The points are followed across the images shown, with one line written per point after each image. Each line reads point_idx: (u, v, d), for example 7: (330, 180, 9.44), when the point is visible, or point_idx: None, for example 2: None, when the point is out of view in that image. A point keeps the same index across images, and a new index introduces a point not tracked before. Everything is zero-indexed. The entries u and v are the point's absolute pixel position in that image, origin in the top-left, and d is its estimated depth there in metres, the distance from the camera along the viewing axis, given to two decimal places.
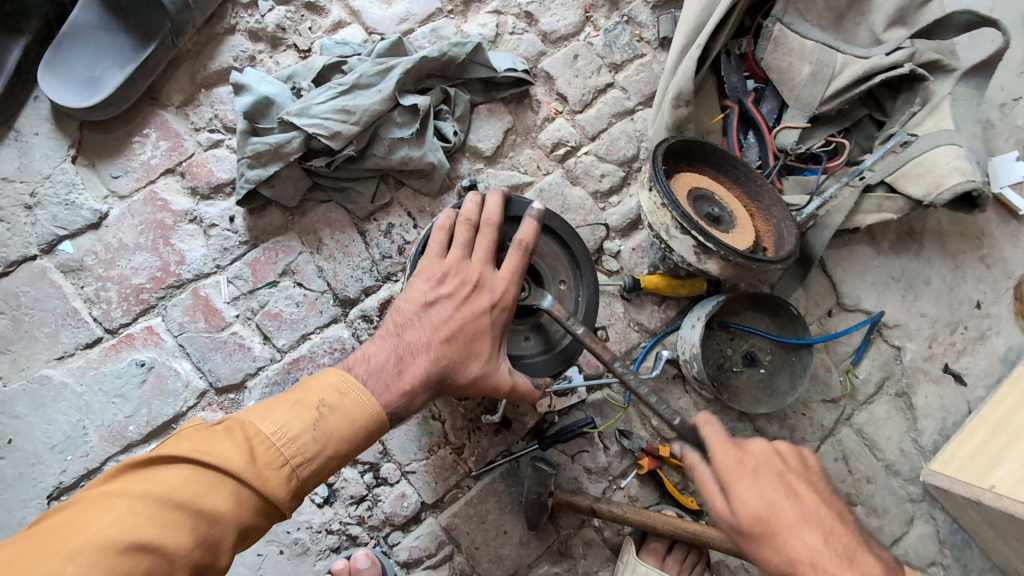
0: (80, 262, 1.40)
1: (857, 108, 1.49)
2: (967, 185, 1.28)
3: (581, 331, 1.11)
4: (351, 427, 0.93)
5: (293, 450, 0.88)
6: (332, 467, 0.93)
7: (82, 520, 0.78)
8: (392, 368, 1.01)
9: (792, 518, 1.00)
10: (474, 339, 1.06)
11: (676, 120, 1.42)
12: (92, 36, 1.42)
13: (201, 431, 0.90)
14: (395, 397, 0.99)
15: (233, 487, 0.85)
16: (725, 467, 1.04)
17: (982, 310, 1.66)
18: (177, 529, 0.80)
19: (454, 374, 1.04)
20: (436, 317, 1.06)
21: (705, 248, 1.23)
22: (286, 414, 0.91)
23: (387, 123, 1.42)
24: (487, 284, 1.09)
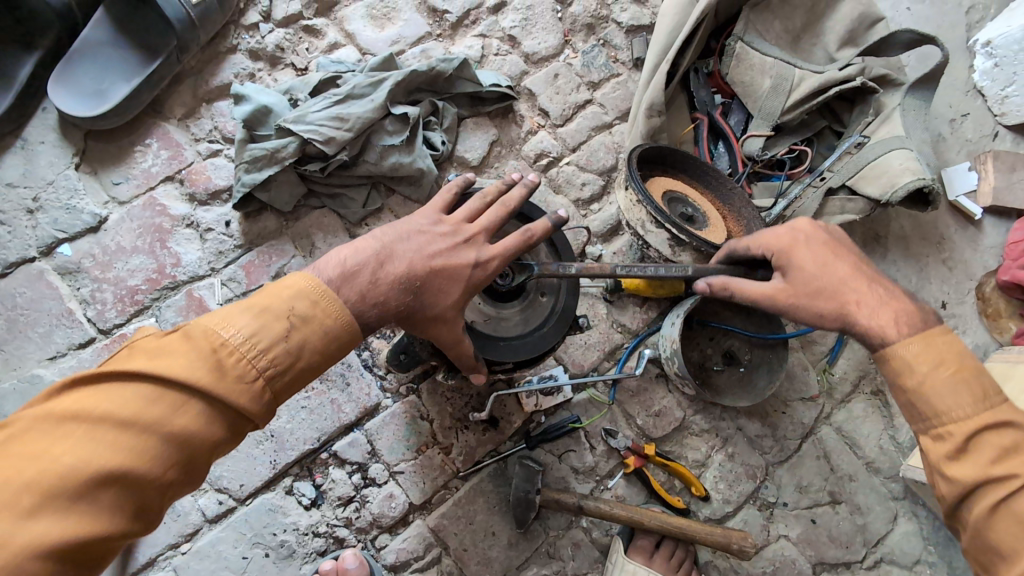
0: (78, 265, 1.44)
1: (816, 120, 1.62)
2: (920, 182, 1.38)
3: (576, 267, 1.21)
4: (324, 339, 0.92)
5: (264, 362, 0.87)
6: (309, 376, 0.93)
7: (35, 446, 0.75)
8: (368, 275, 0.99)
9: (832, 271, 1.10)
10: (449, 282, 1.05)
11: (650, 129, 1.52)
12: (100, 52, 1.50)
13: (155, 342, 0.86)
14: (370, 311, 0.98)
15: (201, 402, 0.83)
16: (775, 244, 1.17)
17: (949, 310, 1.73)
18: (146, 451, 0.79)
19: (417, 302, 1.03)
20: (421, 251, 1.04)
21: (678, 240, 1.32)
22: (250, 322, 0.87)
23: (378, 131, 1.51)
24: (479, 245, 1.10)
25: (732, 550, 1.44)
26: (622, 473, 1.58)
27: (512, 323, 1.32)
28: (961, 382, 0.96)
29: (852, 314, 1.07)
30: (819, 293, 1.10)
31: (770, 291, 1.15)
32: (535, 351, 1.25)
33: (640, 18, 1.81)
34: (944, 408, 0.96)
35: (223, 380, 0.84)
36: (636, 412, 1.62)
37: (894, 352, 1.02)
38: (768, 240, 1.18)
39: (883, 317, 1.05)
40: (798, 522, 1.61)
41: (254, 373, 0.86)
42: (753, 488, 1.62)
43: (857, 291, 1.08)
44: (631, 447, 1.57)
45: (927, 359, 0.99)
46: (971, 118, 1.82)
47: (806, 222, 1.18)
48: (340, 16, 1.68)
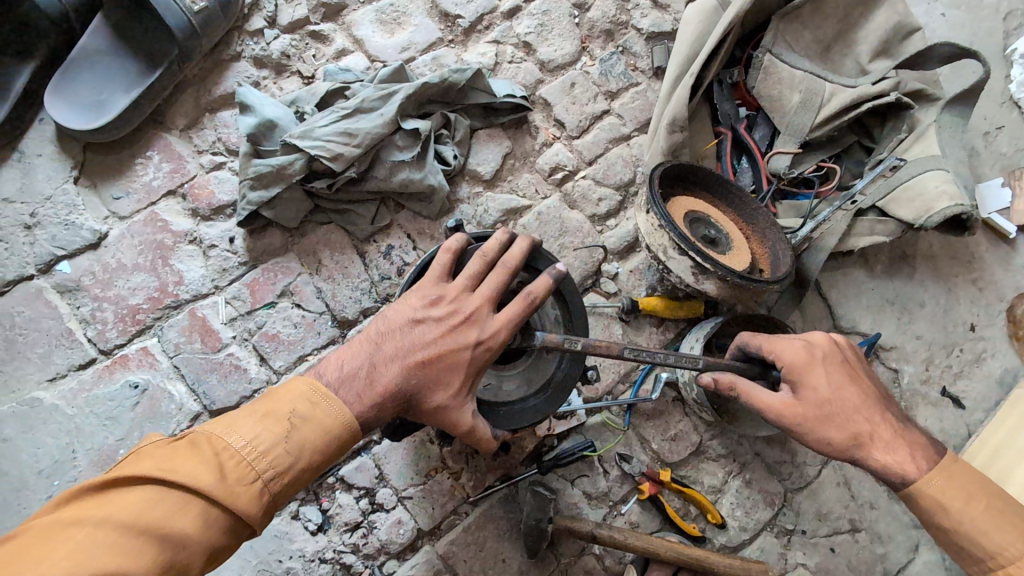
0: (77, 283, 1.40)
1: (846, 135, 1.54)
2: (956, 209, 1.31)
3: (582, 344, 1.11)
4: (325, 438, 0.91)
5: (264, 464, 0.86)
6: (306, 479, 0.91)
7: (29, 555, 0.72)
8: (363, 378, 0.97)
9: (845, 397, 1.11)
10: (450, 368, 1.01)
11: (671, 145, 1.45)
12: (99, 60, 1.44)
13: (161, 447, 0.86)
14: (365, 409, 0.96)
15: (202, 507, 0.82)
16: (795, 360, 1.15)
17: (977, 332, 1.67)
18: (141, 559, 0.76)
19: (418, 396, 1.01)
20: (419, 339, 1.01)
21: (703, 268, 1.25)
22: (255, 425, 0.88)
23: (388, 146, 1.44)
24: (479, 320, 1.04)
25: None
26: (636, 498, 1.54)
27: (511, 380, 1.24)
28: (997, 516, 1.04)
29: (863, 446, 1.10)
30: (829, 420, 1.11)
31: (784, 404, 1.13)
32: (532, 418, 1.20)
33: (661, 24, 1.73)
34: (993, 547, 1.03)
35: (225, 483, 0.83)
36: (652, 436, 1.57)
37: (923, 488, 1.07)
38: (787, 352, 1.16)
39: (891, 454, 1.09)
40: (817, 551, 1.57)
41: (254, 475, 0.85)
42: (770, 515, 1.57)
43: (870, 423, 1.10)
44: (646, 473, 1.53)
45: (960, 494, 1.06)
46: (1006, 131, 1.73)
47: (823, 337, 1.18)
48: (348, 21, 1.61)
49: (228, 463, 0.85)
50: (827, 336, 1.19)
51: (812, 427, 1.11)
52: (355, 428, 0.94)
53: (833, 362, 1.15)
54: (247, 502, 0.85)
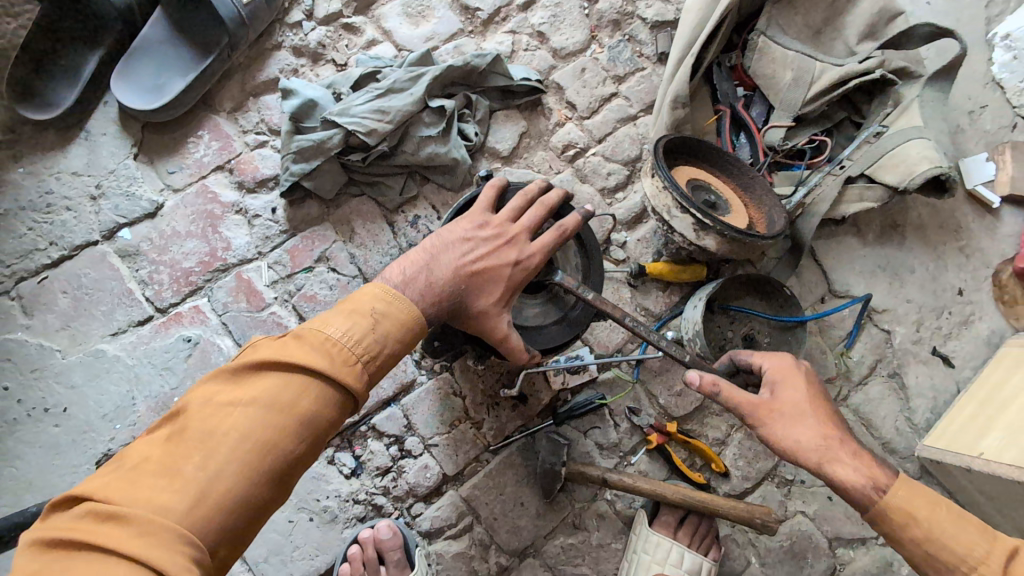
0: (137, 247, 1.55)
1: (836, 111, 1.67)
2: (936, 170, 1.43)
3: (592, 295, 1.26)
4: (403, 327, 1.03)
5: (361, 350, 0.98)
6: (397, 359, 1.03)
7: (200, 429, 0.88)
8: (423, 281, 1.09)
9: (819, 411, 1.18)
10: (494, 282, 1.15)
11: (674, 120, 1.59)
12: (156, 48, 1.60)
13: (271, 341, 0.98)
14: (428, 307, 1.09)
15: (318, 386, 0.95)
16: (776, 370, 1.24)
17: (965, 296, 1.77)
18: (282, 428, 0.91)
19: (464, 299, 1.14)
20: (469, 254, 1.15)
21: (703, 224, 1.38)
22: (345, 320, 0.99)
23: (416, 123, 1.59)
24: (518, 244, 1.19)
25: (753, 524, 1.50)
26: (645, 449, 1.65)
27: (532, 312, 1.36)
28: (957, 517, 1.07)
29: (833, 456, 1.14)
30: (800, 422, 1.18)
31: (764, 408, 1.20)
32: (550, 348, 1.32)
33: (664, 14, 1.88)
34: (965, 546, 1.04)
35: (333, 366, 0.95)
36: (659, 391, 1.69)
37: (895, 495, 1.10)
38: (768, 365, 1.25)
39: (858, 463, 1.13)
40: (815, 499, 1.67)
41: (355, 357, 0.97)
42: (771, 466, 1.68)
43: (837, 432, 1.16)
44: (654, 425, 1.64)
45: (932, 501, 1.09)
46: (990, 110, 1.85)
47: (804, 363, 1.27)
48: (377, 14, 1.77)
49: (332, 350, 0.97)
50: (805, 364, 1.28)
51: (782, 426, 1.18)
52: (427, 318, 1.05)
53: (812, 380, 1.23)
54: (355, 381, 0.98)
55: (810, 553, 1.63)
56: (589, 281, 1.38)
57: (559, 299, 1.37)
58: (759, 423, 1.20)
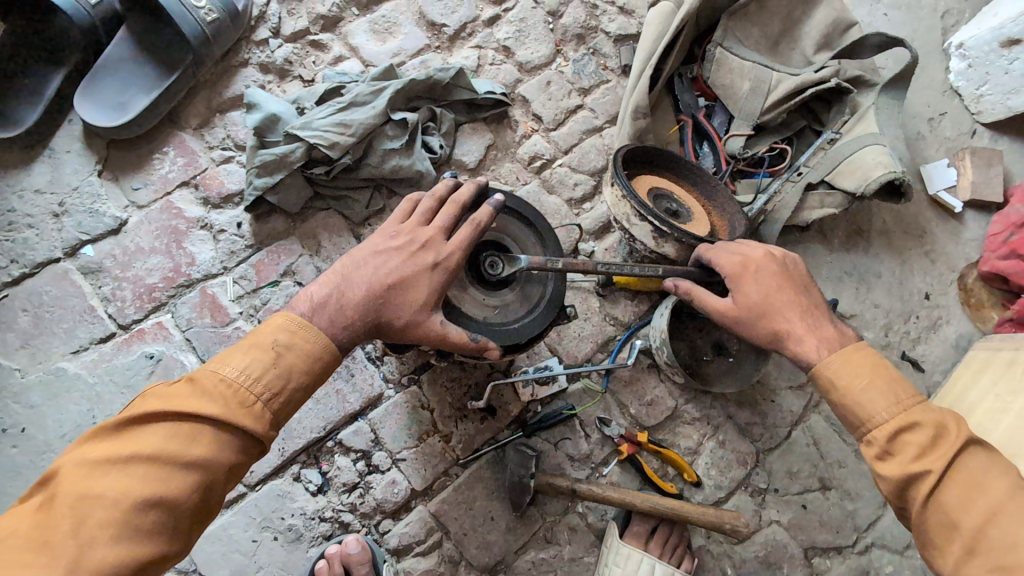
0: (100, 264, 1.54)
1: (796, 120, 1.69)
2: (891, 176, 1.45)
3: (563, 262, 1.23)
4: (308, 361, 1.00)
5: (260, 388, 0.95)
6: (301, 395, 1.00)
7: (77, 490, 0.84)
8: (334, 304, 1.05)
9: (771, 300, 1.21)
10: (416, 286, 1.10)
11: (636, 131, 1.61)
12: (121, 66, 1.61)
13: (163, 387, 0.95)
14: (341, 329, 1.04)
15: (212, 432, 0.92)
16: (729, 268, 1.26)
17: (931, 300, 1.79)
18: (173, 481, 0.87)
19: (386, 315, 1.08)
20: (387, 267, 1.09)
21: (661, 232, 1.41)
22: (244, 359, 0.96)
23: (380, 136, 1.60)
24: (434, 245, 1.14)
25: (724, 529, 1.49)
26: (616, 460, 1.64)
27: (509, 303, 1.29)
28: (889, 389, 1.09)
29: (782, 339, 1.20)
30: (759, 318, 1.22)
31: (720, 305, 1.26)
32: (541, 327, 1.26)
33: (628, 28, 1.91)
34: (867, 415, 1.09)
35: (228, 410, 0.92)
36: (630, 401, 1.68)
37: (819, 367, 1.15)
38: (723, 260, 1.28)
39: (811, 344, 1.17)
40: (789, 507, 1.66)
41: (253, 398, 0.95)
42: (744, 474, 1.67)
43: (790, 316, 1.20)
44: (624, 435, 1.64)
45: (854, 374, 1.12)
46: (948, 117, 1.89)
47: (760, 252, 1.27)
48: (345, 31, 1.79)
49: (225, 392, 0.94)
50: (765, 252, 1.28)
51: (743, 325, 1.24)
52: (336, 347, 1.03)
53: (767, 271, 1.24)
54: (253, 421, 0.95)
55: (785, 562, 1.62)
56: (549, 253, 1.32)
57: (528, 282, 1.32)
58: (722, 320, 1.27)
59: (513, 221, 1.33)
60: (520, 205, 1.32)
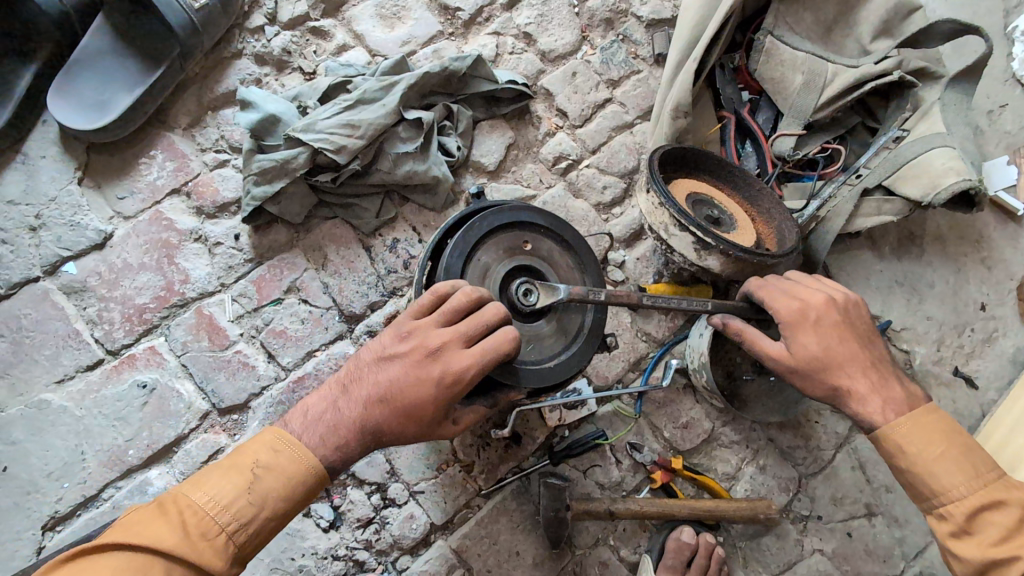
0: (84, 283, 1.39)
1: (850, 116, 1.54)
2: (964, 183, 1.31)
3: (606, 295, 1.11)
4: (287, 485, 0.92)
5: (228, 516, 0.88)
6: (273, 527, 0.92)
7: None
8: (328, 419, 0.98)
9: (834, 354, 1.10)
10: (419, 400, 0.97)
11: (676, 130, 1.45)
12: (100, 61, 1.44)
13: (131, 514, 0.88)
14: (331, 448, 0.96)
15: (165, 566, 0.83)
16: (785, 316, 1.13)
17: (988, 311, 1.65)
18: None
19: (386, 429, 0.99)
20: (391, 380, 0.98)
21: (705, 244, 1.25)
22: (219, 481, 0.90)
23: (391, 138, 1.45)
24: (447, 356, 0.99)
25: (759, 519, 1.46)
26: (649, 487, 1.52)
27: (545, 338, 1.18)
28: (964, 464, 1.02)
29: (845, 396, 1.10)
30: (820, 372, 1.11)
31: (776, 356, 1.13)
32: (580, 364, 1.18)
33: (660, 11, 1.74)
34: (942, 488, 1.02)
35: (187, 540, 0.85)
36: (664, 424, 1.56)
37: (887, 433, 1.06)
38: (779, 307, 1.14)
39: (877, 406, 1.08)
40: (834, 536, 1.55)
41: (218, 529, 0.87)
42: (785, 501, 1.56)
43: (853, 374, 1.09)
44: (657, 461, 1.52)
45: (925, 441, 1.04)
46: (1011, 108, 1.73)
47: (820, 297, 1.14)
48: (348, 16, 1.61)
49: (193, 520, 0.87)
50: (825, 295, 1.14)
51: (799, 379, 1.13)
52: (322, 474, 0.95)
53: (827, 322, 1.12)
54: (214, 555, 0.86)
55: None
56: (587, 280, 1.23)
57: (565, 310, 1.21)
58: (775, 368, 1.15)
59: (553, 243, 1.23)
60: (563, 226, 1.23)
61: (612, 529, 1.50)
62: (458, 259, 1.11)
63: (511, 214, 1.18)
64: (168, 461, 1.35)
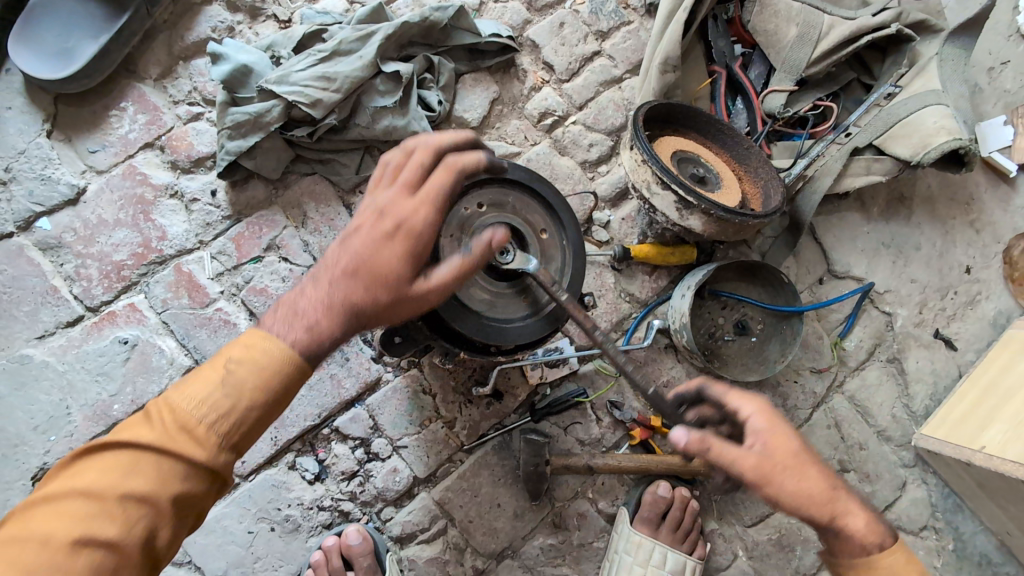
0: (59, 239, 1.38)
1: (844, 72, 1.49)
2: (954, 143, 1.28)
3: (565, 298, 1.07)
4: (267, 373, 0.84)
5: (207, 411, 0.81)
6: (262, 416, 0.84)
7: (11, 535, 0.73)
8: (291, 308, 0.89)
9: (812, 460, 0.94)
10: (385, 256, 0.90)
11: (664, 86, 1.41)
12: (63, 6, 1.39)
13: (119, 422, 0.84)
14: (300, 333, 0.87)
15: (155, 463, 0.78)
16: (762, 413, 0.96)
17: (972, 274, 1.65)
18: (106, 520, 0.74)
19: (357, 301, 0.89)
20: (353, 249, 0.91)
21: (687, 202, 1.22)
22: (194, 379, 0.83)
23: (369, 92, 1.41)
24: (399, 208, 0.93)
25: (732, 474, 1.47)
26: (628, 444, 1.55)
27: (510, 301, 1.15)
28: None
29: (832, 513, 0.93)
30: (801, 476, 0.92)
31: (756, 461, 0.92)
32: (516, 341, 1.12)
33: None
34: None
35: (169, 437, 0.79)
36: (644, 383, 1.58)
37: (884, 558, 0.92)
38: (743, 408, 0.97)
39: (858, 522, 0.94)
40: None
41: (198, 422, 0.80)
42: None
43: (835, 488, 0.94)
44: (637, 419, 1.54)
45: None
46: (1011, 67, 1.68)
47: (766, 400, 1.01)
48: None
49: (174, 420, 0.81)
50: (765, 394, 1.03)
51: (782, 491, 0.91)
52: (300, 357, 0.86)
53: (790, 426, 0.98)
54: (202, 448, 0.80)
55: (799, 546, 1.56)
56: (567, 245, 1.19)
57: (529, 288, 1.17)
58: (757, 481, 0.92)
59: (561, 253, 1.19)
60: (582, 249, 1.20)
61: (591, 483, 1.54)
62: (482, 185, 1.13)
63: (500, 169, 1.14)
64: None
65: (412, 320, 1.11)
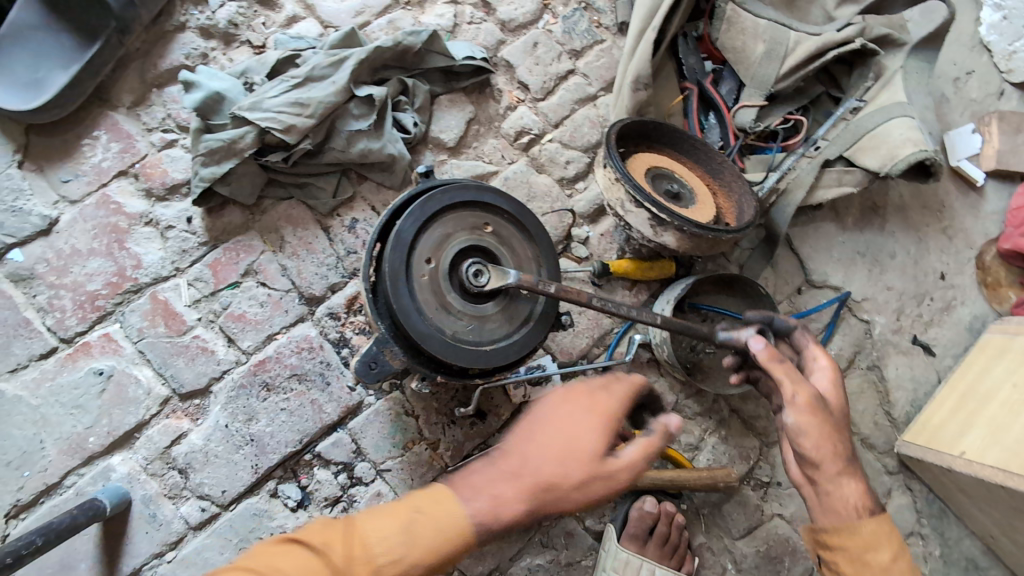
0: (31, 271, 1.36)
1: (813, 86, 1.52)
2: (921, 154, 1.30)
3: (554, 288, 1.10)
4: (448, 535, 0.83)
5: (386, 556, 0.80)
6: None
7: None
8: (494, 492, 0.87)
9: (839, 421, 1.04)
10: (582, 436, 0.92)
11: (636, 103, 1.43)
12: (34, 38, 1.39)
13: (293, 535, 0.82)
14: (507, 505, 0.87)
15: None
16: (832, 371, 1.08)
17: (946, 280, 1.67)
18: None
19: (553, 488, 0.89)
20: (544, 444, 0.92)
21: (660, 219, 1.24)
22: (382, 516, 0.83)
23: (344, 115, 1.41)
24: (599, 447, 0.93)
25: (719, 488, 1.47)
26: None
27: (491, 320, 1.17)
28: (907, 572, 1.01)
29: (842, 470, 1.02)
30: (832, 424, 1.03)
31: (802, 390, 1.01)
32: (514, 357, 1.16)
33: None
34: None
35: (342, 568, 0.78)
36: None
37: (874, 522, 1.02)
38: (817, 371, 1.09)
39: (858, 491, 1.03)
40: (791, 500, 1.60)
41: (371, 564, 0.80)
42: (746, 469, 1.59)
43: (849, 454, 1.03)
44: None
45: (884, 547, 1.01)
46: (975, 77, 1.73)
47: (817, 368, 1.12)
48: None
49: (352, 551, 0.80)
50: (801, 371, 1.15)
51: (805, 428, 1.01)
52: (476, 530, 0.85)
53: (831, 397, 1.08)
54: None
55: (786, 557, 1.56)
56: (543, 270, 1.23)
57: (515, 296, 1.20)
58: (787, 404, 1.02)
59: (517, 232, 1.23)
60: (557, 263, 1.24)
61: None
62: (412, 229, 1.10)
63: (477, 192, 1.17)
64: (128, 447, 1.35)
65: (389, 348, 1.11)
